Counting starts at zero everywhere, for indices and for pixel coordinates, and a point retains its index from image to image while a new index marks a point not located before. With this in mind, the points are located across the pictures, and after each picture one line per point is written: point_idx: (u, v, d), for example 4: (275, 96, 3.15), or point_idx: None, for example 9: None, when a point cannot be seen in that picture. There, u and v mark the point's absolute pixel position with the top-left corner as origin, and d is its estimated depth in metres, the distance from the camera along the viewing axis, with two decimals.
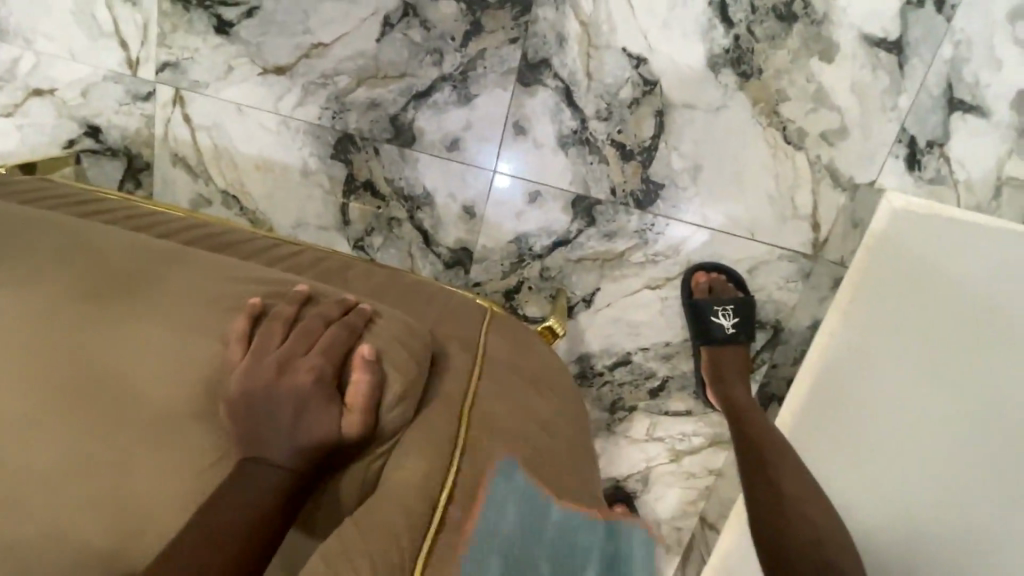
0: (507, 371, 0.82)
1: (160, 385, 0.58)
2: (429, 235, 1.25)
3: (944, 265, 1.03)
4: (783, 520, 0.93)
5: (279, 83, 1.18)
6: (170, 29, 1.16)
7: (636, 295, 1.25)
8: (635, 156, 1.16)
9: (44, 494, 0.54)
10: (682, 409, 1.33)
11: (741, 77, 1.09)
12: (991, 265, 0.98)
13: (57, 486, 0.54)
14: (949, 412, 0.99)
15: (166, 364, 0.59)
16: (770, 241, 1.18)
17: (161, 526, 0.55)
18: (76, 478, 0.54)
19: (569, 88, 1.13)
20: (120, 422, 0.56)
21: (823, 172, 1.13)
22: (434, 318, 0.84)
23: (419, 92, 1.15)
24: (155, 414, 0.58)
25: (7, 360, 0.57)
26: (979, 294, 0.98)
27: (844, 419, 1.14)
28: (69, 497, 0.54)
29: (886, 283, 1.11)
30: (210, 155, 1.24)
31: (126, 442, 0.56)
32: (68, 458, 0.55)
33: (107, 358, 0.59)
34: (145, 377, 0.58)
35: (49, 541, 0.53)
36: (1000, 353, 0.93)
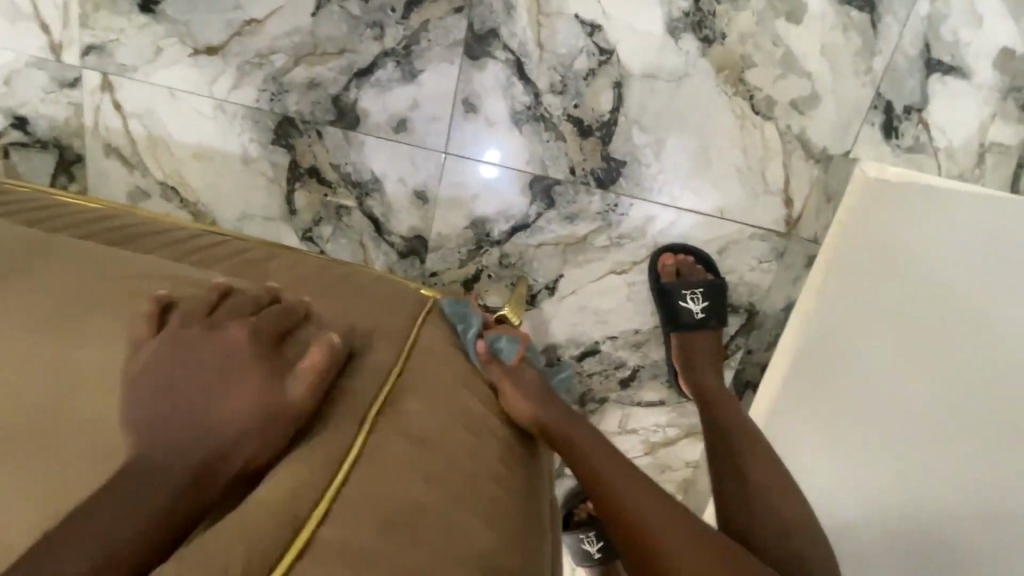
0: (441, 364, 0.79)
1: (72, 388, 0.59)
2: (380, 223, 1.18)
3: (928, 242, 0.91)
4: (749, 512, 0.88)
5: (211, 64, 1.10)
6: (93, 8, 1.09)
7: (602, 281, 1.18)
8: (593, 132, 1.08)
9: None
10: (655, 400, 1.27)
11: (703, 43, 1.02)
12: (983, 243, 0.83)
13: None
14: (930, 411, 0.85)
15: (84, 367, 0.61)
16: (741, 220, 1.11)
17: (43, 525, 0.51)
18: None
19: (520, 60, 1.05)
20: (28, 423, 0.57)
21: (794, 143, 1.06)
22: (366, 309, 0.80)
23: (361, 69, 1.08)
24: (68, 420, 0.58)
25: None
26: (968, 277, 0.84)
27: (825, 412, 1.04)
28: None
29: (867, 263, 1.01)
30: (145, 144, 1.17)
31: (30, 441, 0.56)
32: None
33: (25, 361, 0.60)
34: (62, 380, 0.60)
35: None
36: (987, 345, 0.79)
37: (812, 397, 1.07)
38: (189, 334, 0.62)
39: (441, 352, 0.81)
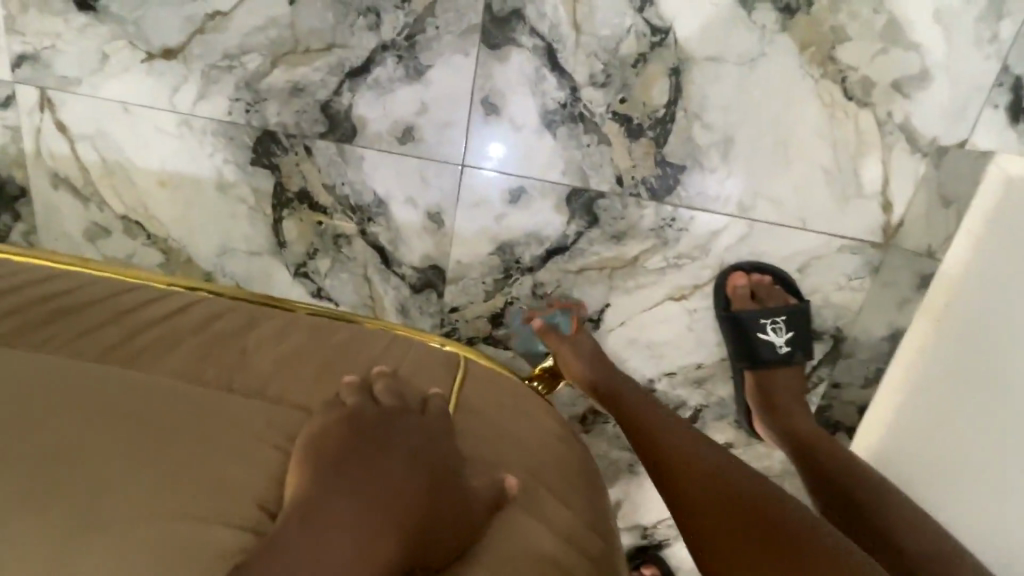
0: (514, 463, 0.63)
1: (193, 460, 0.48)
2: (387, 253, 0.98)
3: None
4: None
5: (171, 70, 0.90)
6: (21, 9, 0.88)
7: (657, 310, 0.99)
8: (645, 132, 0.88)
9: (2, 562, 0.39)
10: (722, 442, 1.08)
11: (783, 14, 0.81)
12: None
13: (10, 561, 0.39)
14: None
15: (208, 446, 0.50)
16: (827, 230, 0.91)
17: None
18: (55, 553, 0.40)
19: (552, 47, 0.84)
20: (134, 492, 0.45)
21: (896, 134, 0.85)
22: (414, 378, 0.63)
23: (354, 68, 0.87)
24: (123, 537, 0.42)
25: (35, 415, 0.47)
26: None
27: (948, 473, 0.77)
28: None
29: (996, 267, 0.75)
30: (99, 172, 0.97)
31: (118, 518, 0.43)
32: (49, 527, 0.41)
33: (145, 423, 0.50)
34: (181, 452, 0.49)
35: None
36: None
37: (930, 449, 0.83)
38: (341, 429, 0.51)
39: (516, 447, 0.65)
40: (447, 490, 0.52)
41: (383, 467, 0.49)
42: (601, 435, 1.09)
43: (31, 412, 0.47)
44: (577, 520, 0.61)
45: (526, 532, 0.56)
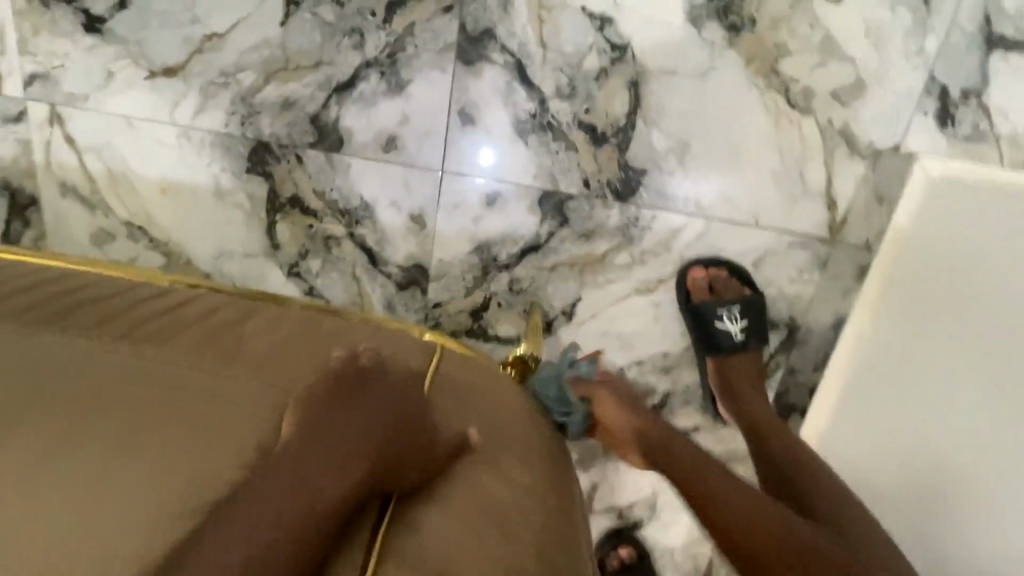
0: (477, 424, 0.71)
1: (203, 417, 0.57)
2: (373, 253, 1.05)
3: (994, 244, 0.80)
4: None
5: (171, 87, 0.97)
6: (32, 32, 0.95)
7: (625, 303, 1.07)
8: (608, 139, 0.96)
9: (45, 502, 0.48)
10: (689, 426, 1.15)
11: (730, 31, 0.89)
12: None
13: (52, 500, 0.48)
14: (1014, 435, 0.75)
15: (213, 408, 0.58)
16: (778, 227, 0.99)
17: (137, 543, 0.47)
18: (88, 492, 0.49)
19: (521, 62, 0.92)
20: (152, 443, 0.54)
21: (837, 139, 0.93)
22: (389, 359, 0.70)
23: (340, 83, 0.95)
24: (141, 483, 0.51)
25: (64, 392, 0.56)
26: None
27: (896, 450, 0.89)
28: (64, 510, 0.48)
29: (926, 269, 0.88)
30: (104, 181, 1.04)
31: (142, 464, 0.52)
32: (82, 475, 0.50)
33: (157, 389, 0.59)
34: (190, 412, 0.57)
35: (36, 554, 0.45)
36: None
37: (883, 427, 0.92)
38: (321, 390, 0.58)
39: (483, 419, 0.72)
40: (413, 446, 0.60)
41: (353, 427, 0.56)
42: None
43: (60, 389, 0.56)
44: (534, 478, 0.69)
45: (480, 485, 0.63)
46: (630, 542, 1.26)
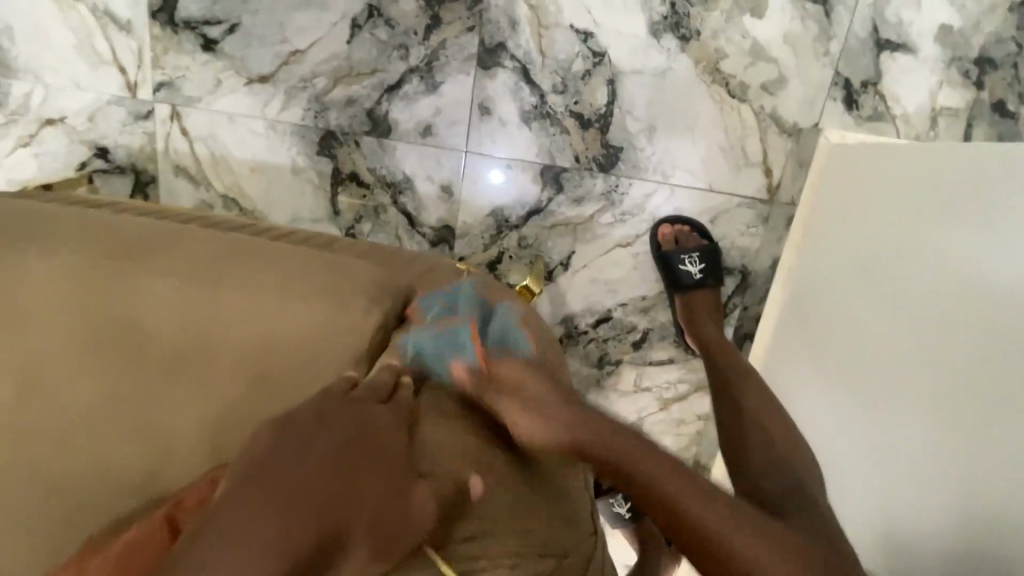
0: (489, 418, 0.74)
1: (239, 312, 0.69)
2: (412, 217, 1.35)
3: (875, 176, 1.04)
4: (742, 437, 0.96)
5: (264, 90, 1.29)
6: (163, 51, 1.29)
7: (610, 254, 1.35)
8: (593, 124, 1.25)
9: (112, 346, 0.69)
10: (665, 358, 1.42)
11: (682, 41, 1.19)
12: (915, 163, 0.95)
13: (113, 347, 0.69)
14: (885, 319, 0.93)
15: (247, 307, 0.69)
16: (728, 191, 1.27)
17: (178, 395, 0.67)
18: (131, 356, 0.68)
19: (526, 67, 1.23)
20: (183, 333, 0.69)
21: (768, 121, 1.22)
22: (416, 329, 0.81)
23: (390, 85, 1.26)
24: (180, 351, 0.68)
25: (139, 259, 0.72)
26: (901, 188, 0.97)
27: (814, 350, 1.11)
28: (122, 356, 0.68)
29: (827, 210, 1.16)
30: (208, 163, 1.36)
31: (174, 346, 0.68)
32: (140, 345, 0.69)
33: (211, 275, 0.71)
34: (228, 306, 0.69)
35: (110, 380, 0.68)
36: (923, 251, 0.89)
37: (794, 349, 1.19)
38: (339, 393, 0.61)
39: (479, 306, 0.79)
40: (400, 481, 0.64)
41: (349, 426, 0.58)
42: (574, 356, 1.44)
43: (139, 253, 0.72)
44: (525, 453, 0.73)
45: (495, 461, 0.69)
46: None
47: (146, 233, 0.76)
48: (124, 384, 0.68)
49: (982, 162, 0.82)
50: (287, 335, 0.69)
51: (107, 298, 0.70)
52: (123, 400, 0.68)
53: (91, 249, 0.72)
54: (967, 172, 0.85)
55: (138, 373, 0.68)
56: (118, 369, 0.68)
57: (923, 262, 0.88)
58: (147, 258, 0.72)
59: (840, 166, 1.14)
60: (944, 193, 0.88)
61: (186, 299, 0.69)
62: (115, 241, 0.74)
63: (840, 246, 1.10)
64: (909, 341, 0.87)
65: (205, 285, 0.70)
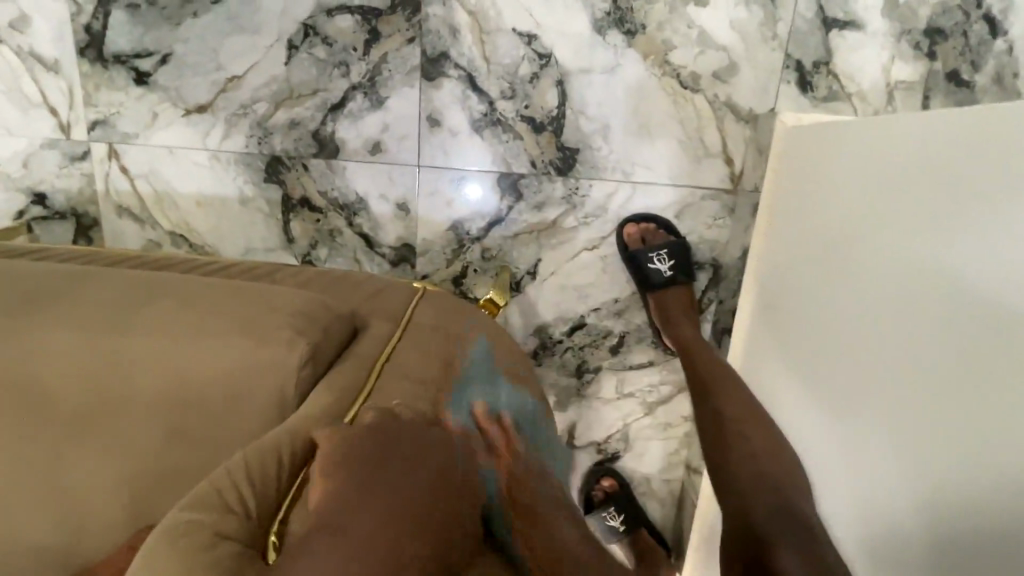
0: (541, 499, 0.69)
1: (156, 365, 0.64)
2: (370, 238, 1.30)
3: (830, 157, 1.01)
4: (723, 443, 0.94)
5: (203, 120, 1.24)
6: (94, 88, 1.23)
7: (578, 259, 1.30)
8: (546, 127, 1.22)
9: (25, 400, 0.65)
10: (645, 361, 1.37)
11: (628, 35, 1.16)
12: (865, 140, 0.92)
13: (27, 401, 0.65)
14: (848, 303, 0.89)
15: (166, 358, 0.64)
16: (691, 184, 1.24)
17: (99, 453, 0.64)
18: (46, 413, 0.65)
19: (471, 75, 1.19)
20: (102, 386, 0.64)
21: (724, 110, 1.19)
22: (366, 353, 0.77)
23: (334, 104, 1.22)
24: (99, 407, 0.64)
25: (60, 308, 0.67)
26: (855, 167, 0.93)
27: (788, 344, 1.07)
28: (38, 413, 0.65)
29: (788, 196, 1.13)
30: (152, 200, 1.30)
31: (89, 402, 0.64)
32: (57, 398, 0.64)
33: (129, 324, 0.65)
34: (145, 362, 0.64)
35: (26, 438, 0.65)
36: (881, 231, 0.84)
37: (769, 343, 1.15)
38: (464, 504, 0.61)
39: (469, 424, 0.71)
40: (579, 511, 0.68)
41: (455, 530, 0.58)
42: (551, 365, 1.39)
43: (61, 301, 0.68)
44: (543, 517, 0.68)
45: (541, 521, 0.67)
46: (613, 475, 1.44)
47: (68, 276, 0.72)
48: (48, 440, 0.65)
49: (928, 131, 0.78)
50: (206, 382, 0.63)
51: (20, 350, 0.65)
52: (48, 456, 0.65)
53: (1, 302, 0.68)
54: (906, 148, 0.82)
55: (58, 429, 0.65)
56: (38, 427, 0.65)
57: (880, 243, 0.84)
58: (63, 305, 0.67)
59: (794, 151, 1.12)
60: (895, 166, 0.84)
61: (99, 340, 0.65)
62: (32, 288, 0.70)
63: (802, 236, 1.06)
64: (871, 320, 0.83)
65: (121, 334, 0.65)
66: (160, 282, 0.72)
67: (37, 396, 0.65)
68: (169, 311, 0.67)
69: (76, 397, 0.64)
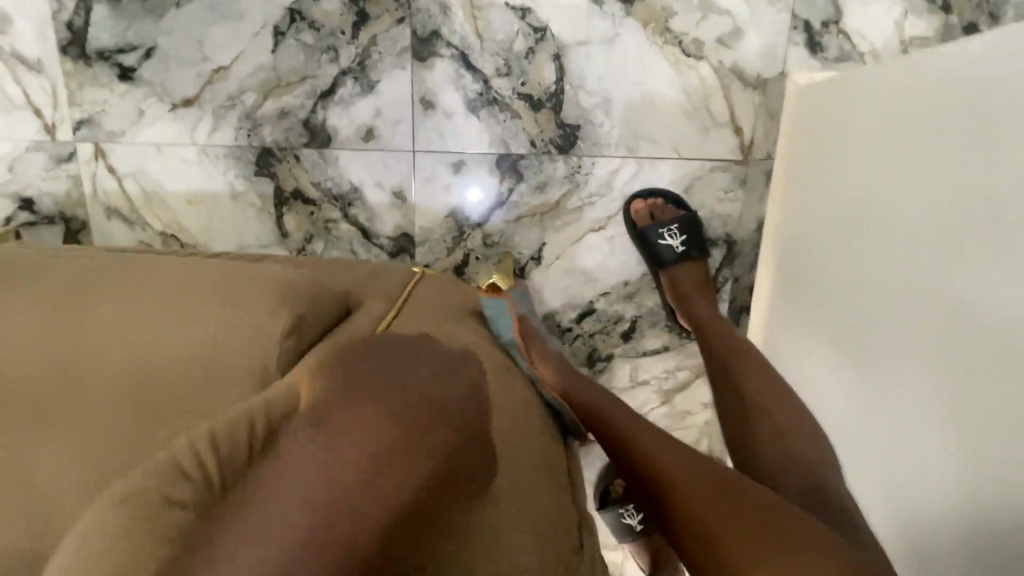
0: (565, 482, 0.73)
1: (177, 316, 0.70)
2: (366, 229, 1.25)
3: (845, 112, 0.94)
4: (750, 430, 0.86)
5: (190, 114, 1.20)
6: (78, 86, 1.20)
7: (583, 241, 1.25)
8: (544, 104, 1.17)
9: (42, 351, 0.69)
10: (659, 346, 1.31)
11: (626, 4, 1.11)
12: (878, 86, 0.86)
13: (43, 353, 0.69)
14: (873, 262, 0.82)
15: (187, 310, 0.71)
16: (699, 157, 1.19)
17: (117, 395, 0.67)
18: (61, 364, 0.68)
19: (464, 53, 1.15)
20: (123, 335, 0.69)
21: (730, 76, 1.14)
22: (359, 328, 0.78)
23: (324, 91, 1.18)
24: (119, 356, 0.68)
25: (87, 272, 0.74)
26: (869, 117, 0.87)
27: (813, 315, 1.00)
28: (54, 363, 0.69)
29: (802, 160, 1.08)
30: (141, 200, 1.26)
31: (108, 352, 0.69)
32: (74, 349, 0.69)
33: (153, 284, 0.73)
34: (168, 313, 0.71)
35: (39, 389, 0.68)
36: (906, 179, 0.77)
37: (790, 321, 1.09)
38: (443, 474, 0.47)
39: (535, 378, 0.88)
40: (660, 435, 0.73)
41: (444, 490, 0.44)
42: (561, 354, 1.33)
43: (90, 266, 0.76)
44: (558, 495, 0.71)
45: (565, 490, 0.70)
46: None
47: (64, 266, 0.76)
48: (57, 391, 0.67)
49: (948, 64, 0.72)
50: (218, 333, 0.69)
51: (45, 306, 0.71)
52: (61, 408, 0.68)
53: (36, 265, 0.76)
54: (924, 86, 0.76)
55: (73, 379, 0.68)
56: (52, 378, 0.68)
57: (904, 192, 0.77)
58: (90, 270, 0.75)
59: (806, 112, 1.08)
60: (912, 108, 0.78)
61: (83, 321, 0.70)
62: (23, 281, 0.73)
63: (820, 199, 1.01)
64: (897, 278, 0.76)
65: (145, 290, 0.72)
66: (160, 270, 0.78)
67: (53, 347, 0.69)
68: (182, 276, 0.75)
69: (94, 348, 0.69)
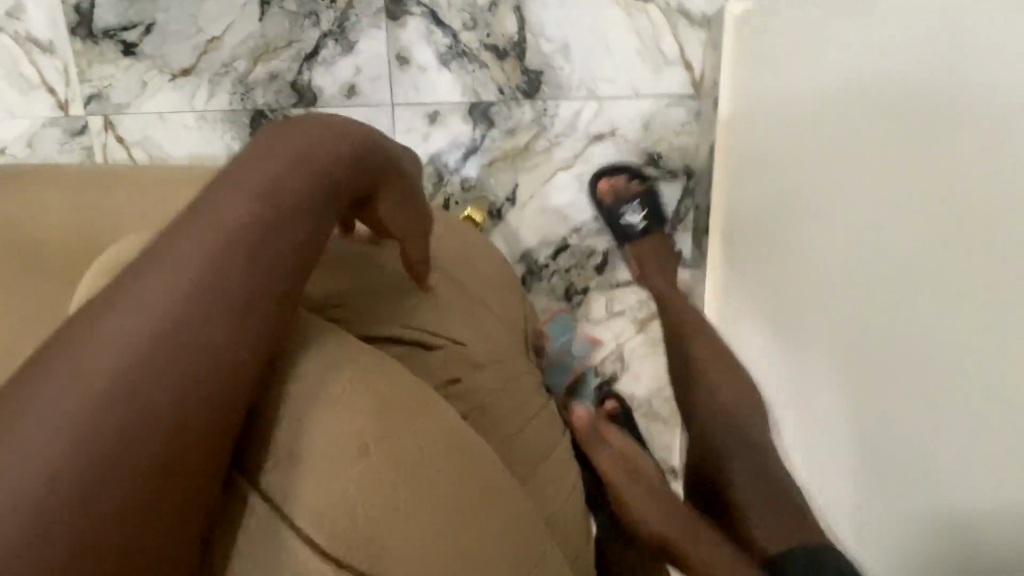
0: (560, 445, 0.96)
1: (187, 189, 0.95)
2: None
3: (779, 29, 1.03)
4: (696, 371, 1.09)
5: (188, 83, 1.32)
6: (88, 64, 1.32)
7: (554, 180, 1.35)
8: (509, 53, 1.27)
9: (80, 197, 0.96)
10: (631, 277, 1.41)
11: None
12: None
13: (82, 199, 0.95)
14: None
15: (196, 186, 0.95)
16: (655, 93, 1.29)
17: (126, 226, 0.92)
18: (95, 206, 0.95)
19: (433, 10, 1.26)
20: (148, 195, 0.95)
21: (677, 16, 1.25)
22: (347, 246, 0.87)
23: (308, 54, 1.29)
24: (142, 205, 0.94)
25: (116, 174, 1.00)
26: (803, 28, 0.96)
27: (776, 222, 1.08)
28: (87, 203, 0.95)
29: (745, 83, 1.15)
30: (147, 166, 1.38)
31: (134, 204, 0.94)
32: (110, 200, 0.95)
33: (177, 177, 0.99)
34: (181, 187, 0.96)
35: (71, 215, 0.93)
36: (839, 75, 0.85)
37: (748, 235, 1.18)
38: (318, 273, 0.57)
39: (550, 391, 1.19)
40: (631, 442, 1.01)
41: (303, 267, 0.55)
42: (541, 290, 1.42)
43: (113, 172, 1.01)
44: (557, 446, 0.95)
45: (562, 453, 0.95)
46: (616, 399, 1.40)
47: (80, 175, 0.99)
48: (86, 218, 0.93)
49: None
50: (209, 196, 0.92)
51: (78, 191, 0.96)
52: (84, 229, 0.92)
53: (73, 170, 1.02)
54: None
55: (101, 213, 0.94)
56: (85, 212, 0.94)
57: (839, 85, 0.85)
58: (116, 174, 1.00)
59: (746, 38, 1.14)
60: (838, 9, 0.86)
61: (104, 199, 0.95)
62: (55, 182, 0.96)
63: (768, 114, 1.08)
64: None
65: (169, 176, 0.99)
66: (156, 180, 1.00)
67: (95, 195, 0.96)
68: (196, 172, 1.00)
69: (126, 203, 0.95)
